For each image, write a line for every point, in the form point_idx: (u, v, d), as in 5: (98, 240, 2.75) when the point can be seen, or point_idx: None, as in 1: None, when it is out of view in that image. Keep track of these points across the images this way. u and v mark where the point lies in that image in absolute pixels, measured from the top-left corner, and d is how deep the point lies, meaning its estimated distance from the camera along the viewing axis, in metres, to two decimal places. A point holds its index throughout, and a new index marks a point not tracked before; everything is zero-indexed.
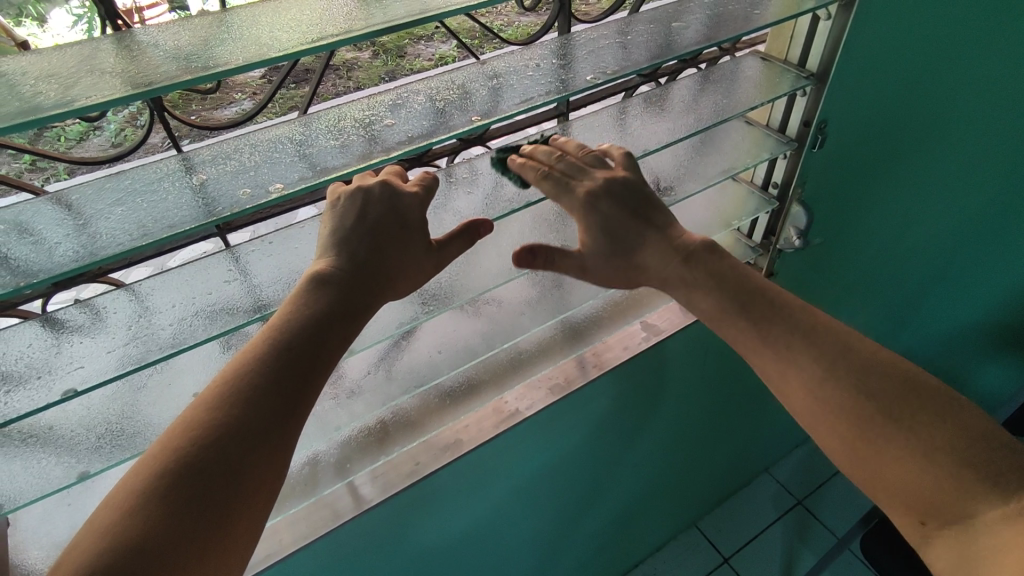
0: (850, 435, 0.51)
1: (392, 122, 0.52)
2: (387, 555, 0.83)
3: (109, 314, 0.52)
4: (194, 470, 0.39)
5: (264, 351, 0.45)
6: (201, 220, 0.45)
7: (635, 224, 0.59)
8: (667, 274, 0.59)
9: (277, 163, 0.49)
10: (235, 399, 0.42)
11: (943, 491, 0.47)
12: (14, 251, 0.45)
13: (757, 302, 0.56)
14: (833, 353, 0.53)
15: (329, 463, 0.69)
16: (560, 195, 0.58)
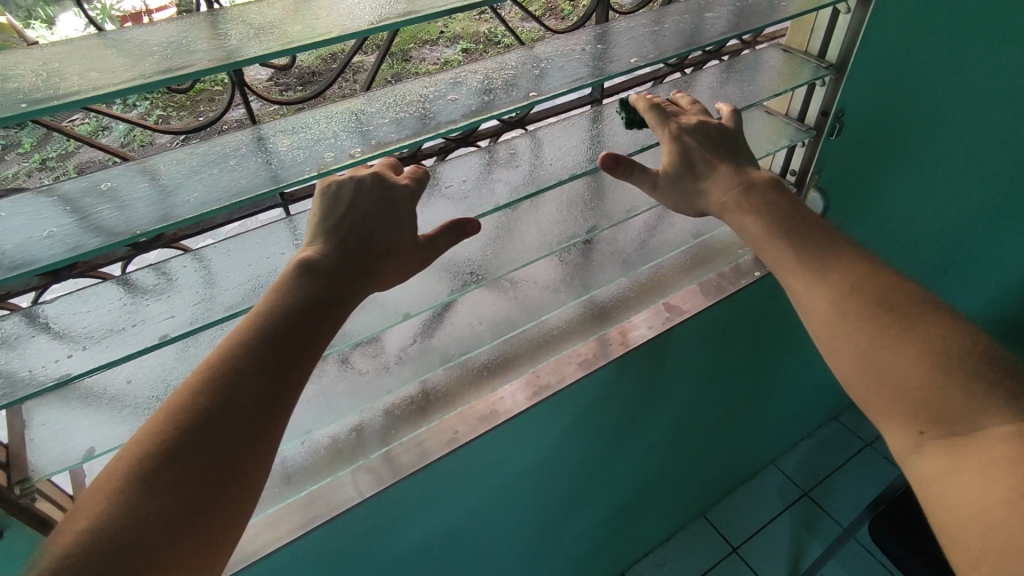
0: (878, 350, 0.53)
1: (450, 99, 0.56)
2: (420, 526, 0.86)
3: (188, 273, 0.55)
4: (182, 452, 0.40)
5: (253, 328, 0.45)
6: (281, 183, 0.48)
7: (720, 147, 0.63)
8: (725, 198, 0.62)
9: (340, 136, 0.53)
10: (220, 384, 0.42)
11: (967, 423, 0.48)
12: (99, 210, 0.47)
13: (822, 235, 0.59)
14: (862, 275, 0.56)
15: (374, 429, 0.73)
16: (656, 136, 0.64)
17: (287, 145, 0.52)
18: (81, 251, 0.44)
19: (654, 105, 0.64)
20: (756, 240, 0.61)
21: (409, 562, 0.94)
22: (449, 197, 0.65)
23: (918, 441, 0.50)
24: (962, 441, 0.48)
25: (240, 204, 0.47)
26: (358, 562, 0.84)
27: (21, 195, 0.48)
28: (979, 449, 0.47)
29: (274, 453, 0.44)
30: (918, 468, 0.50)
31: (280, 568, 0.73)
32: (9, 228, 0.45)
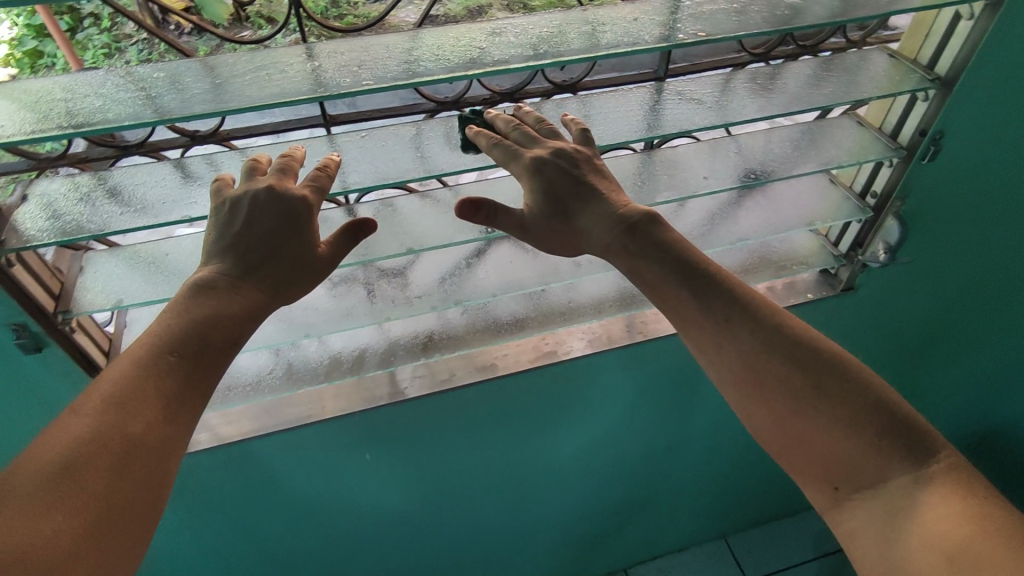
0: (752, 393, 0.54)
1: (490, 46, 0.57)
2: (409, 458, 0.90)
3: (228, 168, 0.61)
4: (75, 474, 0.42)
5: (149, 359, 0.47)
6: (310, 94, 0.53)
7: (581, 187, 0.57)
8: (610, 238, 0.56)
9: (383, 61, 0.56)
10: (116, 407, 0.45)
11: (861, 451, 0.50)
12: (162, 93, 0.54)
13: (695, 274, 0.55)
14: (770, 334, 0.54)
15: (376, 353, 0.78)
16: (508, 161, 0.57)
17: (332, 62, 0.56)
18: (137, 122, 0.51)
19: (497, 142, 0.58)
20: (654, 288, 0.56)
21: (403, 497, 0.98)
22: (486, 145, 0.64)
23: (836, 497, 0.51)
24: (877, 497, 0.49)
25: (272, 107, 0.52)
26: (350, 478, 0.90)
27: (100, 71, 0.55)
28: (886, 498, 0.49)
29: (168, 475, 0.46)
30: (841, 521, 0.51)
31: (276, 460, 0.81)
32: (85, 97, 0.53)
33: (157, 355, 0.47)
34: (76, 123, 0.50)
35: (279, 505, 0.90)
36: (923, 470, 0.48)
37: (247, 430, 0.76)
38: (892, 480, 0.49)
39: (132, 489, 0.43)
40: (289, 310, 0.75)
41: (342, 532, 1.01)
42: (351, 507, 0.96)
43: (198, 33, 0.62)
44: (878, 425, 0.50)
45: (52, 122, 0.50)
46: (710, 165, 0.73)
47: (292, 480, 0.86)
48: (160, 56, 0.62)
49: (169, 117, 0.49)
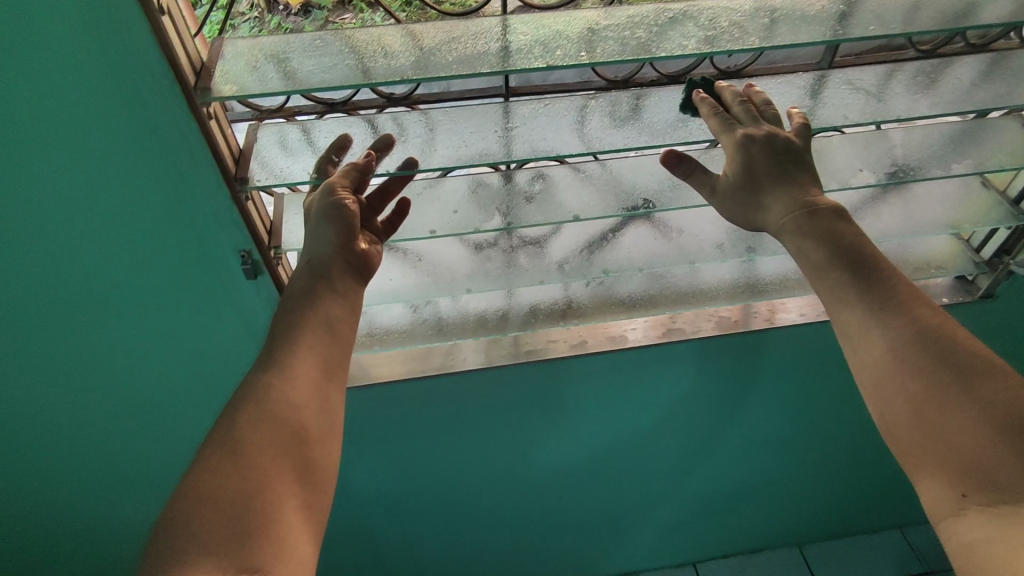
0: (917, 400, 0.52)
1: (669, 31, 0.57)
2: (523, 416, 0.96)
3: (408, 129, 0.65)
4: (263, 440, 0.50)
5: (306, 351, 0.55)
6: (499, 67, 0.54)
7: (784, 172, 0.60)
8: (785, 221, 0.60)
9: (564, 37, 0.57)
10: (297, 386, 0.53)
11: (1008, 471, 0.47)
12: (367, 54, 0.56)
13: (865, 266, 0.57)
14: (928, 329, 0.54)
15: (517, 316, 0.84)
16: (721, 130, 0.60)
17: (520, 38, 0.57)
18: (350, 81, 0.54)
19: (717, 112, 0.61)
20: (818, 267, 0.58)
21: (514, 456, 1.04)
22: (635, 124, 0.66)
23: (960, 505, 0.48)
24: (999, 514, 0.46)
25: (466, 74, 0.54)
26: (473, 429, 0.96)
27: (322, 34, 0.57)
28: (1020, 517, 0.46)
29: (323, 458, 0.52)
30: (955, 533, 0.48)
31: (415, 403, 0.89)
32: (309, 57, 0.56)
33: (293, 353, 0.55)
34: (294, 80, 0.54)
35: (408, 448, 0.97)
36: None
37: (398, 372, 0.85)
38: None
39: (294, 464, 0.50)
40: (436, 267, 0.80)
41: (455, 482, 1.07)
42: (459, 459, 1.02)
43: (307, 13, 0.64)
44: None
45: (286, 73, 0.55)
46: (862, 158, 0.74)
47: (425, 424, 0.93)
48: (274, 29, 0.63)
49: (379, 78, 0.52)
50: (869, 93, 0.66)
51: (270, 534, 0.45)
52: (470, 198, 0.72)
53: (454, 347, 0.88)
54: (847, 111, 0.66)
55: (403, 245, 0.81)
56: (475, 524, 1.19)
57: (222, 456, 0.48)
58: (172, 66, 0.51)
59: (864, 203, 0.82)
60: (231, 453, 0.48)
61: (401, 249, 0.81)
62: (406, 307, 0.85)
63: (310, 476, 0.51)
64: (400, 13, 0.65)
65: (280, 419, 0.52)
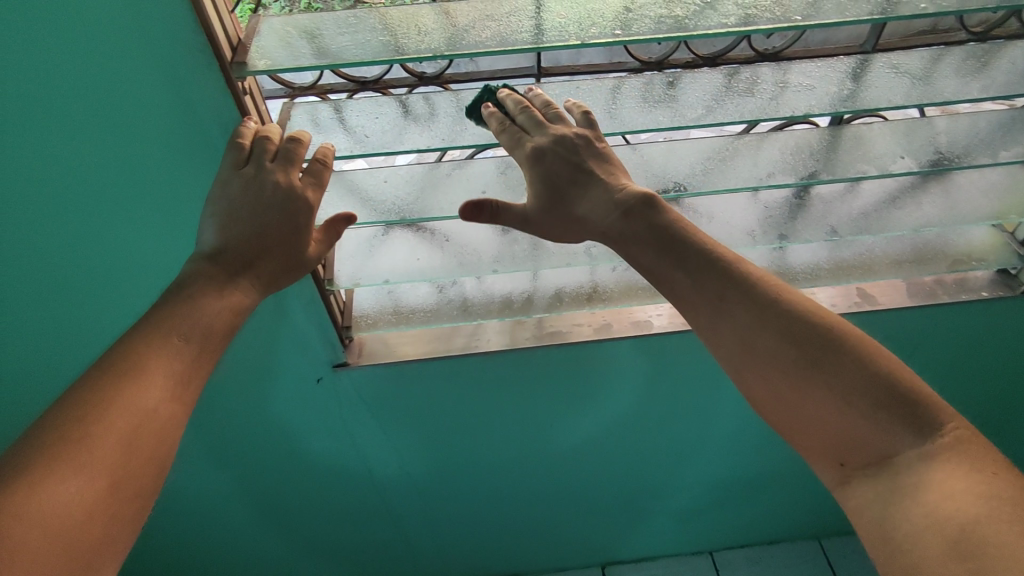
0: (783, 386, 0.53)
1: (706, 9, 0.56)
2: (544, 398, 0.96)
3: (437, 108, 0.65)
4: (82, 429, 0.45)
5: (164, 354, 0.51)
6: (529, 45, 0.53)
7: (579, 176, 0.59)
8: (607, 223, 0.58)
9: (601, 16, 0.55)
10: (139, 379, 0.49)
11: (871, 432, 0.50)
12: (399, 32, 0.56)
13: (694, 254, 0.57)
14: (767, 312, 0.54)
15: (544, 298, 0.84)
16: (514, 148, 0.58)
17: (553, 19, 0.55)
18: (380, 59, 0.53)
19: (532, 117, 0.59)
20: (651, 271, 0.58)
21: (534, 437, 1.05)
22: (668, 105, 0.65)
23: (843, 474, 0.52)
24: (885, 476, 0.50)
25: (498, 52, 0.53)
26: (494, 410, 0.97)
27: (356, 11, 0.57)
28: (905, 485, 0.49)
29: (155, 463, 0.49)
30: (846, 497, 0.52)
31: (439, 382, 0.90)
32: (339, 33, 0.56)
33: (166, 358, 0.51)
34: (323, 56, 0.54)
35: (431, 427, 0.98)
36: (929, 442, 0.49)
37: (423, 352, 0.86)
38: (900, 454, 0.50)
39: (116, 462, 0.46)
40: (464, 246, 0.80)
41: (477, 461, 1.08)
42: (480, 438, 1.03)
43: None
44: (890, 404, 0.50)
45: (319, 51, 0.54)
46: (904, 145, 0.71)
47: (448, 403, 0.94)
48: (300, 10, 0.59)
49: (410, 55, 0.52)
50: (913, 76, 0.64)
51: (62, 547, 0.41)
52: (498, 178, 0.72)
53: (478, 328, 0.89)
54: (889, 95, 0.64)
55: (429, 226, 0.81)
56: (493, 504, 1.20)
57: (102, 486, 0.44)
58: (211, 42, 0.51)
59: (902, 192, 0.80)
60: (113, 485, 0.45)
61: (428, 230, 0.81)
62: (432, 287, 0.86)
63: (135, 482, 0.47)
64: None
65: (155, 468, 0.49)
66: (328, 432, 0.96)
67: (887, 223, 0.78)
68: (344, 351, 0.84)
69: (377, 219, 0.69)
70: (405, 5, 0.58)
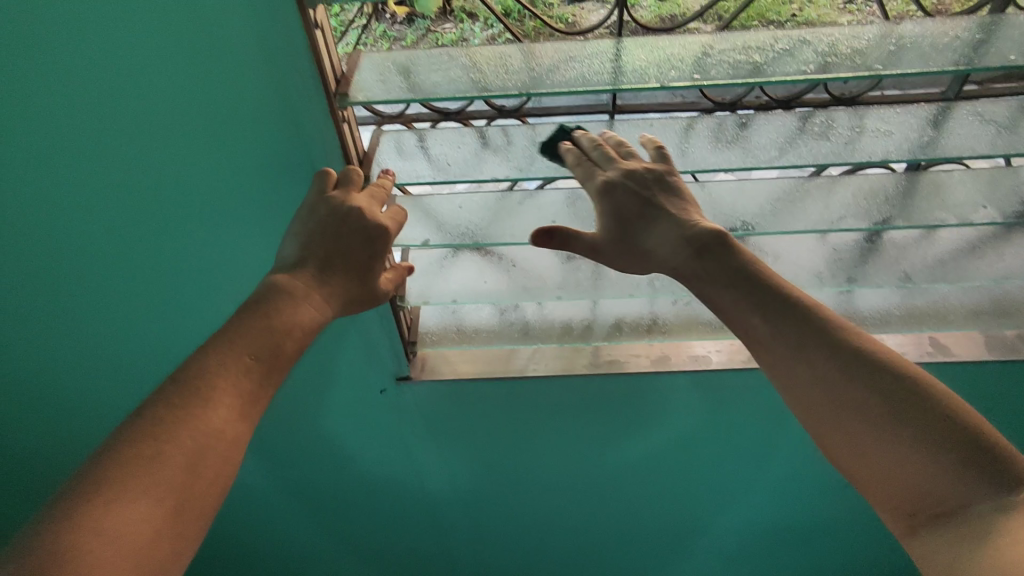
0: (850, 432, 0.46)
1: (783, 56, 0.57)
2: (597, 427, 0.97)
3: (514, 140, 0.69)
4: (155, 444, 0.43)
5: (235, 370, 0.50)
6: (607, 85, 0.56)
7: (646, 209, 0.58)
8: (676, 249, 0.57)
9: (679, 60, 0.58)
10: (208, 396, 0.47)
11: (954, 485, 0.42)
12: (486, 70, 0.60)
13: (764, 288, 0.53)
14: (846, 351, 0.48)
15: (604, 327, 0.86)
16: (584, 181, 0.60)
17: (633, 61, 0.58)
18: (466, 94, 0.57)
19: (579, 162, 0.61)
20: (723, 310, 0.55)
21: (586, 466, 1.05)
22: (739, 145, 0.66)
23: (912, 524, 0.43)
24: (960, 525, 0.41)
25: (577, 91, 0.56)
26: (547, 434, 0.98)
27: (446, 50, 0.62)
28: (984, 540, 0.39)
29: (214, 487, 0.46)
30: (919, 557, 0.42)
31: (495, 402, 0.92)
32: (432, 69, 0.60)
33: (235, 375, 0.49)
34: (416, 90, 0.58)
35: (484, 445, 1.01)
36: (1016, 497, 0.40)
37: (483, 370, 0.89)
38: (975, 505, 0.41)
39: (183, 482, 0.43)
40: (529, 272, 0.82)
41: (526, 484, 1.09)
42: (531, 461, 1.04)
43: (410, 22, 0.67)
44: (968, 451, 0.42)
45: (411, 85, 0.59)
46: (987, 194, 0.70)
47: (503, 423, 0.96)
48: (375, 41, 0.66)
49: (495, 91, 0.55)
50: (998, 126, 0.63)
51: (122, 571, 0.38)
52: (567, 209, 0.75)
53: (537, 351, 0.91)
54: (971, 144, 0.63)
55: (497, 251, 0.84)
56: (538, 529, 1.21)
57: (168, 509, 0.42)
58: (319, 71, 0.56)
59: (982, 242, 0.78)
60: (180, 506, 0.43)
61: (494, 254, 0.84)
62: (494, 309, 0.89)
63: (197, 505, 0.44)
64: (494, 28, 0.67)
65: (220, 489, 0.46)
66: (386, 443, 0.99)
67: (965, 272, 0.76)
68: (407, 364, 0.88)
69: (451, 242, 0.73)
70: (495, 45, 0.63)
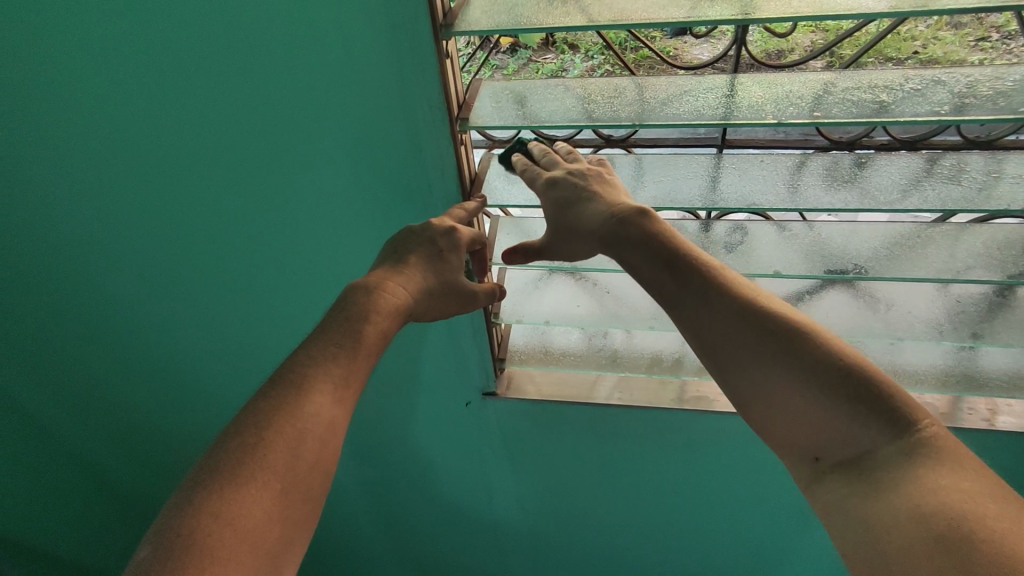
0: (755, 385, 0.46)
1: (914, 96, 0.55)
2: (678, 465, 0.94)
3: (617, 168, 0.70)
4: (256, 431, 0.42)
5: (328, 355, 0.48)
6: (717, 119, 0.57)
7: (573, 194, 0.57)
8: (607, 220, 0.55)
9: (798, 96, 0.57)
10: (307, 379, 0.45)
11: (839, 426, 0.42)
12: (598, 99, 0.62)
13: (678, 251, 0.52)
14: (745, 306, 0.48)
15: (694, 362, 0.84)
16: (534, 182, 0.61)
17: (749, 96, 0.58)
18: (578, 122, 0.60)
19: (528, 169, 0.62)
20: (645, 280, 0.53)
21: (662, 504, 1.02)
22: (855, 186, 0.64)
23: (815, 468, 0.43)
24: (861, 471, 0.40)
25: (687, 124, 0.57)
26: (625, 465, 0.97)
27: (562, 79, 0.64)
28: (881, 493, 0.39)
29: (319, 475, 0.43)
30: (815, 498, 0.42)
31: (576, 426, 0.92)
32: (547, 98, 0.63)
33: (325, 360, 0.47)
34: (531, 117, 0.62)
35: (561, 469, 1.00)
36: (907, 438, 0.40)
37: (568, 394, 0.90)
38: (878, 450, 0.40)
39: (290, 467, 0.41)
40: (621, 300, 0.83)
41: (598, 514, 1.08)
42: (605, 491, 1.03)
43: (513, 51, 0.69)
44: (869, 402, 0.41)
45: (525, 112, 0.62)
46: None
47: (581, 449, 0.96)
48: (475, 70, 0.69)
49: (607, 121, 0.57)
50: None
51: (233, 557, 0.36)
52: None
53: (623, 379, 0.91)
54: None
55: (592, 277, 0.84)
56: (605, 562, 1.18)
57: (275, 491, 0.40)
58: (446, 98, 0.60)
59: None
60: (288, 489, 0.41)
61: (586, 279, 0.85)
62: (584, 335, 0.89)
63: (304, 490, 0.42)
64: (594, 58, 0.68)
65: (325, 473, 0.44)
66: (466, 457, 1.01)
67: None
68: (495, 380, 0.90)
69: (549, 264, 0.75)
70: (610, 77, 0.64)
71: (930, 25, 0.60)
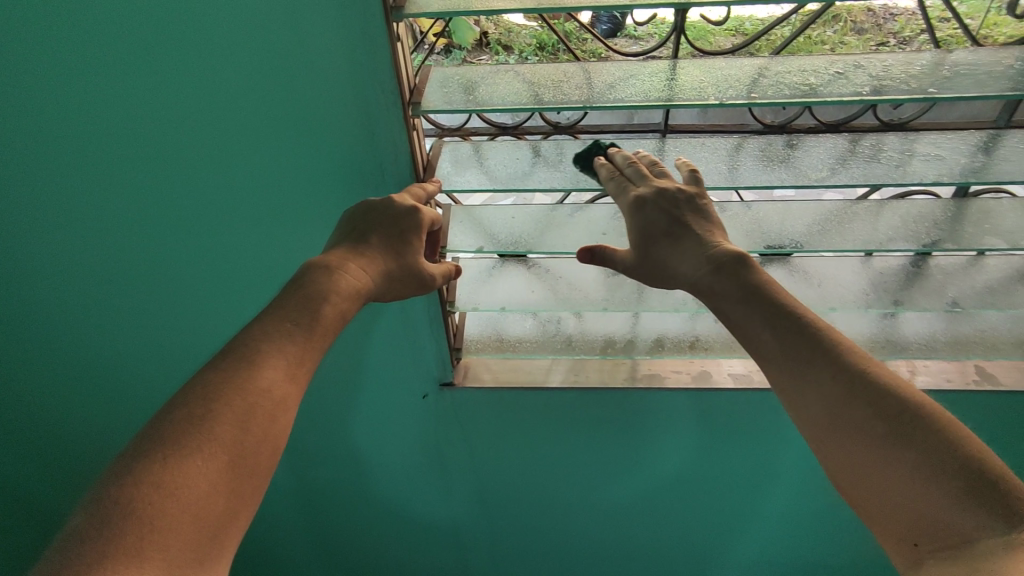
0: (848, 439, 0.43)
1: (838, 78, 0.59)
2: (633, 444, 0.97)
3: (565, 152, 0.72)
4: (202, 403, 0.40)
5: (281, 330, 0.46)
6: (657, 100, 0.59)
7: (673, 228, 0.58)
8: (702, 268, 0.55)
9: (734, 79, 0.60)
10: (259, 354, 0.44)
11: (957, 513, 0.38)
12: (546, 84, 0.63)
13: (769, 299, 0.51)
14: (853, 370, 0.45)
15: (645, 342, 0.87)
16: (618, 195, 0.62)
17: (690, 79, 0.61)
18: (525, 105, 0.61)
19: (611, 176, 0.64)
20: (740, 326, 0.52)
21: (617, 484, 1.05)
22: (787, 164, 0.68)
23: (912, 553, 0.39)
24: (962, 558, 0.36)
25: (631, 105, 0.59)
26: (582, 448, 0.99)
27: (509, 66, 0.65)
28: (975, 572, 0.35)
29: (268, 448, 0.41)
30: None
31: (533, 412, 0.93)
32: (498, 83, 0.64)
33: (278, 336, 0.46)
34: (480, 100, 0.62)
35: (519, 456, 1.01)
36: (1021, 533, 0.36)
37: (524, 380, 0.91)
38: (981, 538, 0.36)
39: (238, 439, 0.40)
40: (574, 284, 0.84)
41: (556, 500, 1.09)
42: (563, 475, 1.04)
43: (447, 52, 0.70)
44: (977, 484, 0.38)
45: (474, 96, 0.63)
46: None
47: (539, 435, 0.97)
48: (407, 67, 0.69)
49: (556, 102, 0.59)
50: None
51: (173, 525, 0.35)
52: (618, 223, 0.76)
53: (578, 364, 0.92)
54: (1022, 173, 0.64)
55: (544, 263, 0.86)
56: (563, 548, 1.20)
57: (222, 464, 0.38)
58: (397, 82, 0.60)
59: None
60: (235, 463, 0.39)
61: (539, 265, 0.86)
62: (538, 321, 0.91)
63: (253, 462, 0.40)
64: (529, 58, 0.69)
65: (275, 448, 0.42)
66: (423, 451, 1.00)
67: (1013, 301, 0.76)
68: (451, 370, 0.90)
69: (503, 249, 0.75)
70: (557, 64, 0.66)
71: (837, 30, 0.66)
